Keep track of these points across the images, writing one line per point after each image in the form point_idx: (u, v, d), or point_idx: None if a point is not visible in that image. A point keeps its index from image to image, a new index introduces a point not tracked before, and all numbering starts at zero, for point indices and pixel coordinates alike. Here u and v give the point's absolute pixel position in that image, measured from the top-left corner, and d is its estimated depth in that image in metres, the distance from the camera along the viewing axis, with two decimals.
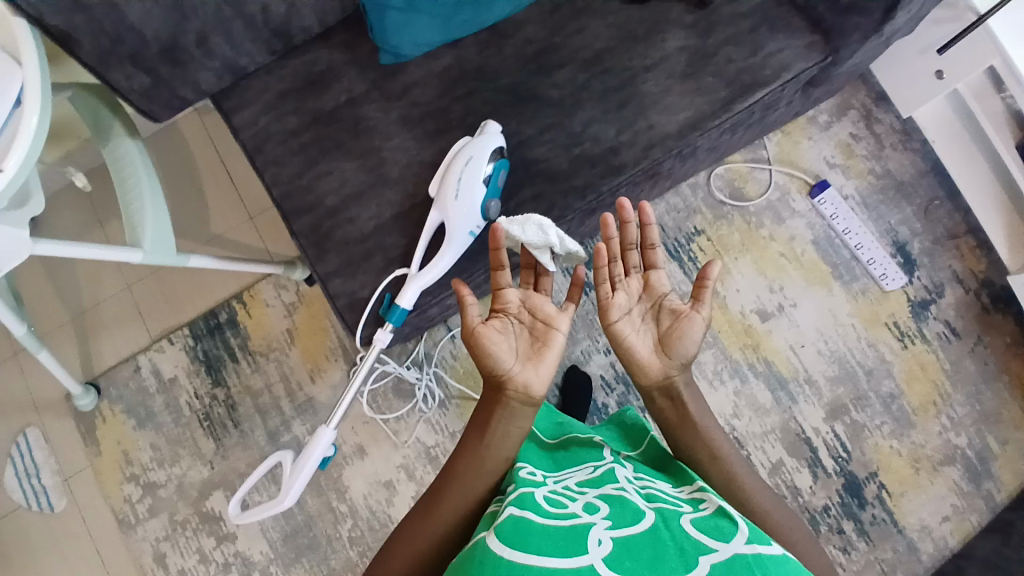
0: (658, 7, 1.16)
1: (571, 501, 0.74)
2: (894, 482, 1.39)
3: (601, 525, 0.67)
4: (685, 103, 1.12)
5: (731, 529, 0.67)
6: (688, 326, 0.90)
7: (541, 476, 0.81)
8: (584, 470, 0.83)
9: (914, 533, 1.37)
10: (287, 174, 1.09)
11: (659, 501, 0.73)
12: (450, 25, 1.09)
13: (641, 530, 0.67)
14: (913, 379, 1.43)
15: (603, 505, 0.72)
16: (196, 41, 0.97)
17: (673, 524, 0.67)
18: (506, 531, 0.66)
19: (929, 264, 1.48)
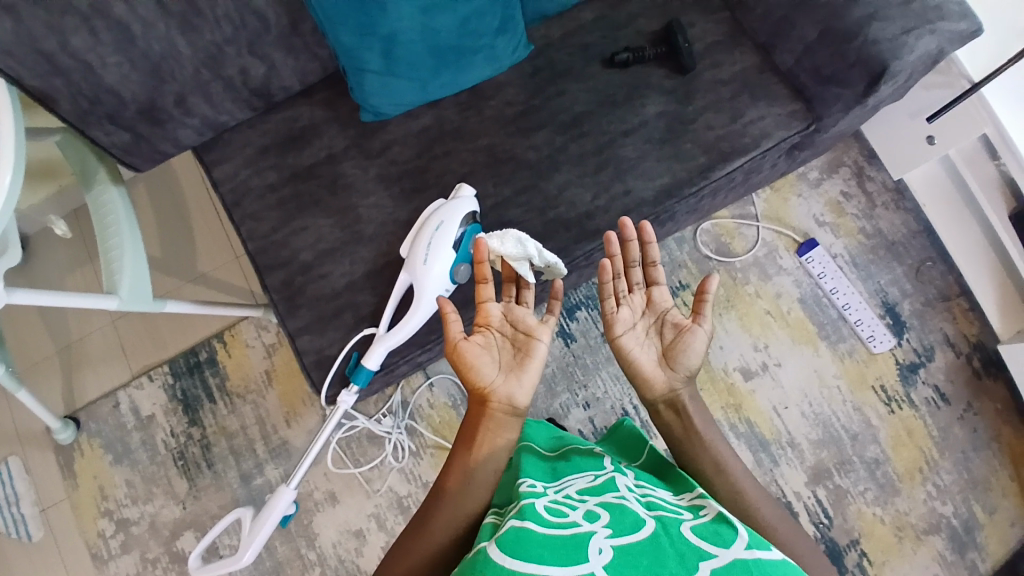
0: (639, 72, 1.18)
1: (571, 509, 0.71)
2: (876, 551, 1.35)
3: (601, 533, 0.65)
4: (662, 169, 1.13)
5: (730, 535, 0.65)
6: (691, 339, 0.89)
7: (540, 485, 0.77)
8: (584, 479, 0.80)
9: None
10: (263, 229, 1.10)
11: (659, 509, 0.70)
12: (429, 87, 1.11)
13: (641, 537, 0.64)
14: (900, 446, 1.40)
15: (603, 513, 0.69)
16: (174, 102, 1.01)
17: (672, 531, 0.65)
18: (507, 541, 0.63)
19: (919, 326, 1.46)
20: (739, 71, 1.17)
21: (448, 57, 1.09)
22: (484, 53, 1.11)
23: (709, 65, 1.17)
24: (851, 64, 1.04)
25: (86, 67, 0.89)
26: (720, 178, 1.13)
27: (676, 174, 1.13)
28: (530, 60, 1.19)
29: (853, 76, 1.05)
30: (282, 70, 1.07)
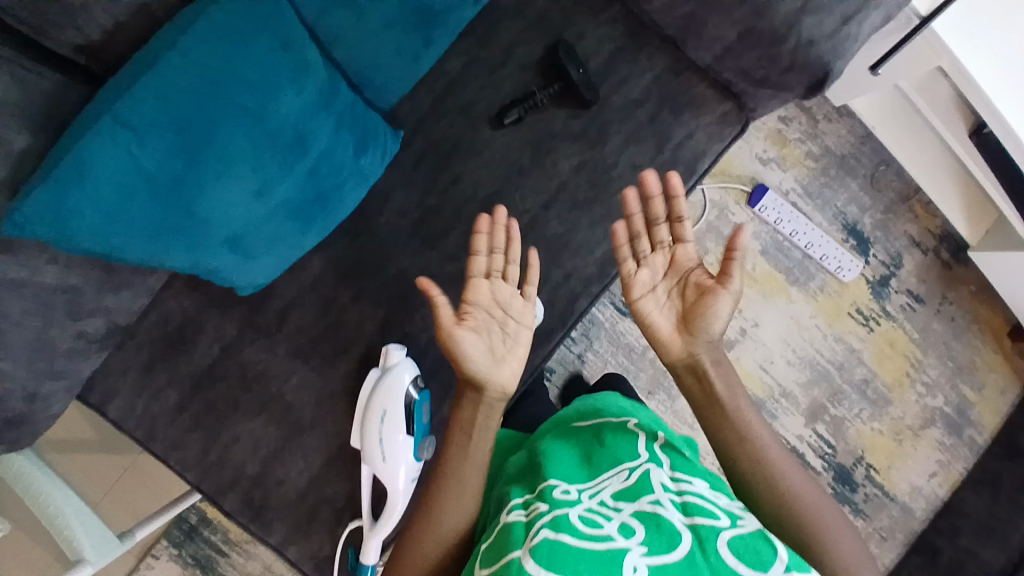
0: (539, 122, 0.98)
1: (607, 518, 0.59)
2: (879, 458, 1.44)
3: (636, 551, 0.54)
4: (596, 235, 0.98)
5: (772, 550, 0.53)
6: (711, 303, 0.75)
7: (573, 489, 0.65)
8: (620, 476, 0.66)
9: (905, 497, 1.43)
10: (193, 456, 0.99)
11: (698, 513, 0.58)
12: (303, 236, 0.88)
13: (678, 557, 0.54)
14: (884, 359, 1.42)
15: (641, 526, 0.57)
16: (24, 403, 0.80)
17: (711, 549, 0.54)
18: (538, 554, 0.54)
19: (884, 237, 1.40)
20: (652, 82, 0.98)
21: (314, 207, 0.86)
22: (351, 179, 0.88)
23: (616, 84, 0.98)
24: (785, 68, 0.86)
25: None
26: None
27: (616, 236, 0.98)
28: (408, 149, 0.98)
29: (791, 80, 0.88)
30: (123, 306, 0.86)
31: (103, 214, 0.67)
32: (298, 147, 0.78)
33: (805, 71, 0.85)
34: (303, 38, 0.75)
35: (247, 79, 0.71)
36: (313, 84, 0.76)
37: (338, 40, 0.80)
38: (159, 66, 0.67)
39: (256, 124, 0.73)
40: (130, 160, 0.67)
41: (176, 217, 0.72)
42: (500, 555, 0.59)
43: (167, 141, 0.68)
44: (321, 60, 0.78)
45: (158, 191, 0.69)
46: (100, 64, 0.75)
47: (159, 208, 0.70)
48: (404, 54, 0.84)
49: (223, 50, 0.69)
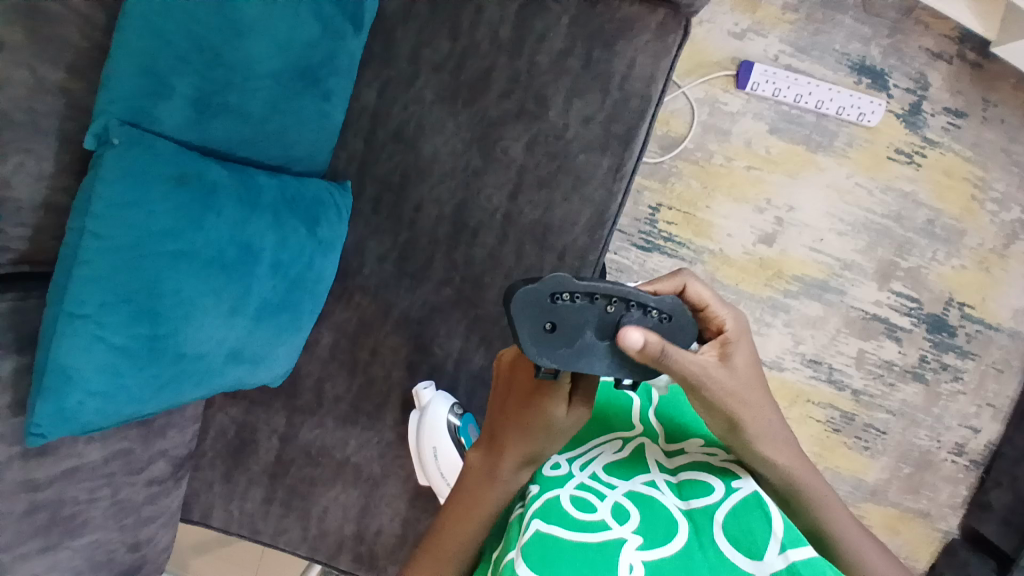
0: (474, 117, 0.93)
1: (599, 498, 0.59)
2: (971, 295, 1.30)
3: (632, 543, 0.54)
4: (587, 341, 0.57)
5: (764, 530, 0.54)
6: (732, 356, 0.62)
7: (563, 462, 0.66)
8: (612, 445, 0.68)
9: (1011, 323, 1.31)
10: (295, 536, 1.04)
11: (692, 495, 0.59)
12: (297, 310, 0.89)
13: (673, 552, 0.54)
14: (945, 191, 1.27)
15: (634, 507, 0.57)
16: (131, 552, 0.91)
17: (707, 540, 0.55)
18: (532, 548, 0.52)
19: (900, 63, 1.23)
20: (570, 26, 0.89)
21: (293, 294, 0.88)
22: (316, 254, 0.88)
23: (534, 41, 0.90)
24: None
25: None
26: (639, 162, 0.93)
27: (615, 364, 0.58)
28: (362, 197, 0.97)
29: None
30: (177, 441, 0.92)
31: (103, 393, 0.70)
32: (244, 261, 0.78)
33: None
34: (195, 162, 0.71)
35: (161, 228, 0.69)
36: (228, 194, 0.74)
37: (241, 128, 0.77)
38: (81, 255, 0.65)
39: (194, 261, 0.73)
40: (103, 343, 0.68)
41: (167, 367, 0.75)
42: (503, 557, 0.57)
43: (119, 311, 0.68)
44: (225, 174, 0.75)
45: (141, 357, 0.72)
46: (39, 262, 0.74)
47: (149, 366, 0.73)
48: (306, 116, 0.83)
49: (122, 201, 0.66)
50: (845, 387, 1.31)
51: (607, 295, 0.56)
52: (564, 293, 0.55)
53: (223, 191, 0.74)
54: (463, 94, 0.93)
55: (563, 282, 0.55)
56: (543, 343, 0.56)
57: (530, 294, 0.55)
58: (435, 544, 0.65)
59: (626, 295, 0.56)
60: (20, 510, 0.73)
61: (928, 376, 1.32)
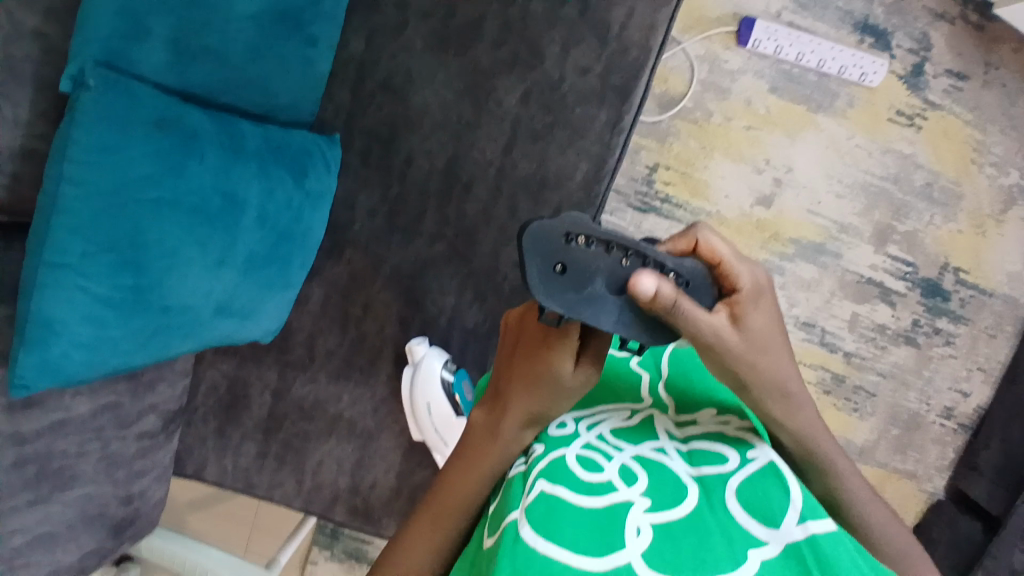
0: (466, 67, 0.90)
1: (606, 459, 0.56)
2: (966, 259, 1.29)
3: (639, 506, 0.51)
4: (598, 290, 0.54)
5: (782, 499, 0.51)
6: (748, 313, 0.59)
7: (570, 422, 0.64)
8: (620, 412, 0.65)
9: (1006, 287, 1.31)
10: (290, 489, 1.06)
11: (703, 463, 0.56)
12: (287, 263, 0.87)
13: (684, 514, 0.51)
14: (943, 154, 1.25)
15: (642, 470, 0.55)
16: (125, 505, 0.92)
17: (718, 503, 0.52)
18: (537, 514, 0.50)
19: (904, 20, 1.20)
20: None
21: (283, 248, 0.85)
22: (306, 205, 0.85)
23: None
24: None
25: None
26: (636, 116, 0.91)
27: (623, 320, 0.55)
28: (351, 150, 0.95)
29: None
30: (166, 396, 0.92)
31: (87, 345, 0.69)
32: (230, 210, 0.75)
33: None
34: (174, 106, 0.69)
35: (142, 174, 0.67)
36: (212, 140, 0.72)
37: (223, 69, 0.74)
38: (59, 202, 0.63)
39: (178, 207, 0.70)
40: (86, 294, 0.66)
41: (153, 319, 0.74)
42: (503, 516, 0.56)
43: (102, 261, 0.66)
44: (207, 118, 0.72)
45: (126, 307, 0.70)
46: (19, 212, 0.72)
47: (134, 318, 0.71)
48: (290, 62, 0.79)
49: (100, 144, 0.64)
50: (838, 350, 1.32)
51: (623, 245, 0.54)
52: (579, 237, 0.54)
53: (207, 135, 0.71)
54: (455, 43, 0.90)
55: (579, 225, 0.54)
56: (553, 285, 0.53)
57: (544, 233, 0.53)
58: (435, 504, 0.63)
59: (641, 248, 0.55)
60: (7, 462, 0.72)
61: (920, 339, 1.32)
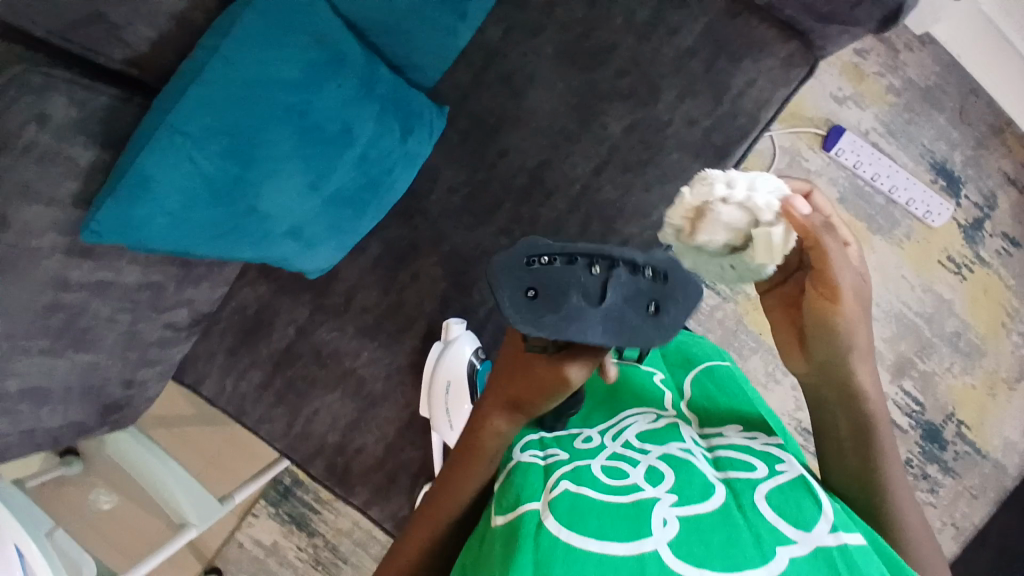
0: (585, 84, 0.94)
1: (632, 466, 0.59)
2: (970, 414, 1.29)
3: (666, 500, 0.52)
4: (575, 306, 0.51)
5: (813, 508, 0.51)
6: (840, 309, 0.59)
7: (595, 436, 0.66)
8: (646, 417, 0.67)
9: (998, 454, 1.29)
10: (279, 428, 1.05)
11: (730, 469, 0.57)
12: (363, 209, 0.88)
13: (711, 508, 0.52)
14: (978, 307, 1.28)
15: (668, 469, 0.56)
16: (122, 388, 0.90)
17: (745, 502, 0.52)
18: (560, 507, 0.52)
19: (976, 175, 1.27)
20: (707, 28, 0.91)
21: (365, 195, 0.87)
22: (400, 162, 0.88)
23: (666, 31, 0.92)
24: (854, 2, 0.80)
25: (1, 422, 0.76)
26: None
27: (613, 331, 0.51)
28: (453, 126, 0.98)
29: (860, 15, 0.82)
30: (205, 296, 0.90)
31: (172, 216, 0.69)
32: (341, 139, 0.77)
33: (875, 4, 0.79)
34: (333, 27, 0.73)
35: (282, 76, 0.69)
36: (353, 72, 0.75)
37: (387, 13, 0.78)
38: (203, 73, 0.66)
39: (302, 119, 0.72)
40: (191, 166, 0.68)
41: (236, 215, 0.74)
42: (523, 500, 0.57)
43: (218, 142, 0.68)
44: (355, 50, 0.76)
45: (217, 193, 0.71)
46: (148, 73, 0.71)
47: (221, 207, 0.72)
48: (438, 28, 0.82)
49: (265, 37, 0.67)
50: None
51: (583, 254, 0.54)
52: (540, 257, 0.53)
53: (350, 64, 0.75)
54: (583, 59, 0.94)
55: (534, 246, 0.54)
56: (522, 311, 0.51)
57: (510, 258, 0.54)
58: (432, 508, 0.67)
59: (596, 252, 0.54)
60: (41, 304, 0.71)
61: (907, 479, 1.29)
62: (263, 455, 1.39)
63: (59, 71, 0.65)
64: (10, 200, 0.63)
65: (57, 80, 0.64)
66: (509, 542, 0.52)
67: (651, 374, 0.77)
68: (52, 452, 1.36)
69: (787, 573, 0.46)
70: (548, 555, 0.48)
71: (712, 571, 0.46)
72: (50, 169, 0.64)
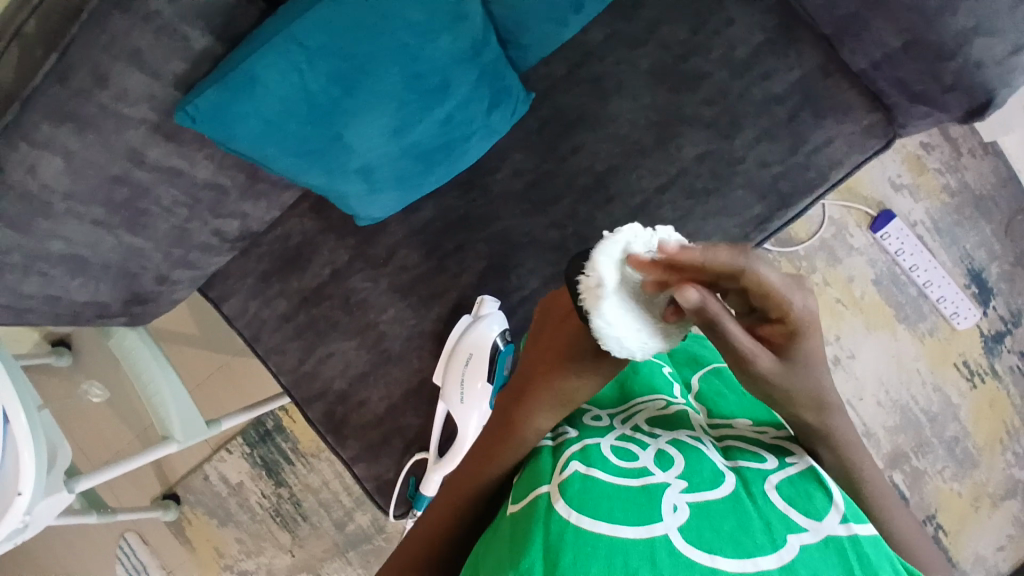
0: (670, 105, 0.97)
1: (641, 448, 0.57)
2: (951, 520, 1.29)
3: (676, 487, 0.51)
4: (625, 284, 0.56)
5: (824, 498, 0.51)
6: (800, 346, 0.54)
7: (605, 417, 0.65)
8: (656, 403, 0.66)
9: (969, 565, 1.29)
10: (289, 363, 1.05)
11: (739, 458, 0.57)
12: (434, 169, 0.90)
13: (721, 495, 0.51)
14: (981, 418, 1.29)
15: (678, 456, 0.55)
16: (154, 281, 0.90)
17: (756, 491, 0.52)
18: (572, 491, 0.50)
19: (1008, 290, 1.30)
20: (796, 80, 0.94)
21: (439, 155, 0.88)
22: (479, 132, 0.89)
23: (760, 75, 0.95)
24: (948, 87, 0.83)
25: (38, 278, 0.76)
26: (781, 225, 0.97)
27: None
28: (534, 114, 1.00)
29: (950, 100, 0.85)
30: (258, 214, 0.91)
31: (264, 121, 0.71)
32: (438, 92, 0.79)
33: (967, 93, 0.82)
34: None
35: (406, 16, 0.71)
36: (468, 33, 0.77)
37: None
38: None
39: (410, 62, 0.74)
40: (297, 78, 0.69)
41: (324, 139, 0.76)
42: (533, 481, 0.55)
43: (331, 62, 0.70)
44: (475, 12, 0.78)
45: (314, 111, 0.72)
46: None
47: (311, 126, 0.74)
48: (554, 14, 0.86)
49: None
50: None
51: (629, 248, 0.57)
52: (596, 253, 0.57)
53: (467, 23, 0.77)
54: (674, 81, 0.97)
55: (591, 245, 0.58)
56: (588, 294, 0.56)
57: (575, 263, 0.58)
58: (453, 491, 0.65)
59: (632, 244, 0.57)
60: (111, 173, 0.72)
61: None
62: (256, 392, 1.39)
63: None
64: (120, 63, 0.64)
65: None
66: (520, 524, 0.50)
67: (661, 364, 0.74)
68: (42, 335, 1.30)
69: (799, 561, 0.46)
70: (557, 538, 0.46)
71: (724, 558, 0.45)
72: (165, 43, 0.65)
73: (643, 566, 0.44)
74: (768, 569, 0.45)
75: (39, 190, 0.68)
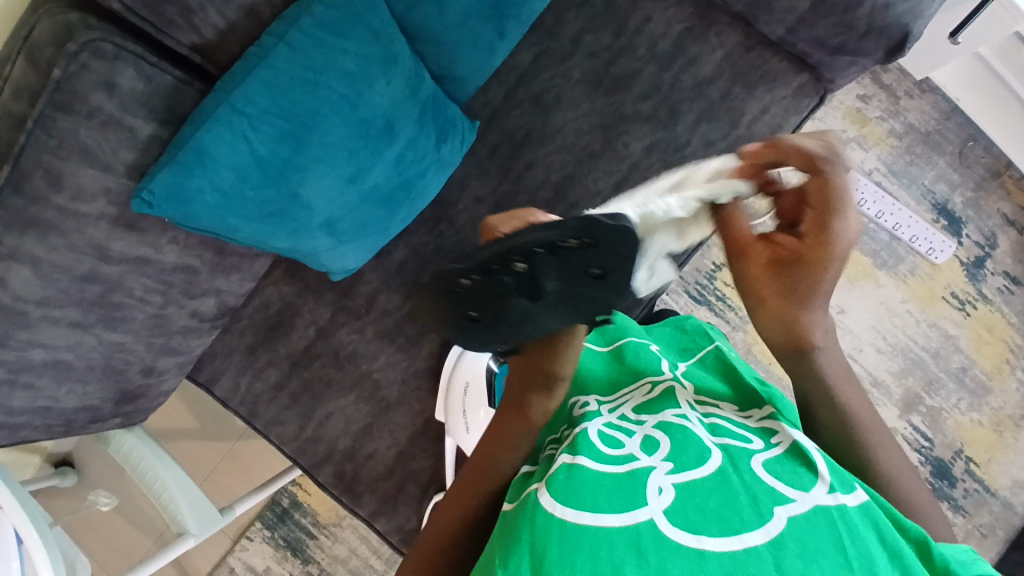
0: (609, 105, 1.00)
1: (627, 436, 0.58)
2: (979, 452, 1.28)
3: (661, 469, 0.52)
4: (521, 306, 0.53)
5: (810, 474, 0.53)
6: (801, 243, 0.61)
7: (593, 402, 0.66)
8: (641, 390, 0.67)
9: (1008, 493, 1.27)
10: (291, 431, 1.04)
11: (725, 436, 0.57)
12: (393, 212, 0.91)
13: (708, 474, 0.52)
14: (982, 345, 1.30)
15: (664, 438, 0.56)
16: (141, 372, 0.91)
17: (743, 467, 0.53)
18: (558, 484, 0.52)
19: (976, 216, 1.33)
20: (722, 59, 0.98)
21: (399, 195, 0.90)
22: (431, 168, 0.91)
23: (687, 62, 0.98)
24: (862, 33, 0.87)
25: (27, 391, 0.77)
26: None
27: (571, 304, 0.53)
28: (482, 140, 1.03)
29: (868, 45, 0.89)
30: (232, 289, 0.94)
31: (221, 193, 0.72)
32: (384, 134, 0.82)
33: (881, 36, 0.86)
34: (391, 29, 0.78)
35: (340, 68, 0.74)
36: (400, 74, 0.80)
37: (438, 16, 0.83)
38: (269, 57, 0.70)
39: (351, 111, 0.77)
40: (245, 144, 0.71)
41: (281, 198, 0.77)
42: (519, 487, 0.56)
43: (274, 124, 0.72)
44: (406, 52, 0.81)
45: (267, 173, 0.74)
46: (215, 64, 0.73)
47: (267, 188, 0.75)
48: (480, 42, 0.88)
49: (326, 38, 0.72)
50: None
51: (499, 259, 0.50)
52: (461, 278, 0.52)
53: (401, 63, 0.80)
54: (607, 84, 1.00)
55: (448, 274, 0.51)
56: (479, 331, 0.55)
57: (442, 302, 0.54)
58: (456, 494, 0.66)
59: (526, 245, 0.49)
60: (80, 273, 0.73)
61: None
62: (264, 472, 1.36)
63: (131, 43, 0.65)
64: (70, 163, 0.66)
65: (127, 52, 0.65)
66: (507, 532, 0.51)
67: (648, 344, 0.77)
68: (42, 458, 1.26)
69: (787, 534, 0.47)
70: (545, 542, 0.47)
71: (711, 538, 0.47)
72: (111, 135, 0.67)
73: (629, 556, 0.46)
74: (756, 546, 0.46)
75: (12, 302, 0.70)
